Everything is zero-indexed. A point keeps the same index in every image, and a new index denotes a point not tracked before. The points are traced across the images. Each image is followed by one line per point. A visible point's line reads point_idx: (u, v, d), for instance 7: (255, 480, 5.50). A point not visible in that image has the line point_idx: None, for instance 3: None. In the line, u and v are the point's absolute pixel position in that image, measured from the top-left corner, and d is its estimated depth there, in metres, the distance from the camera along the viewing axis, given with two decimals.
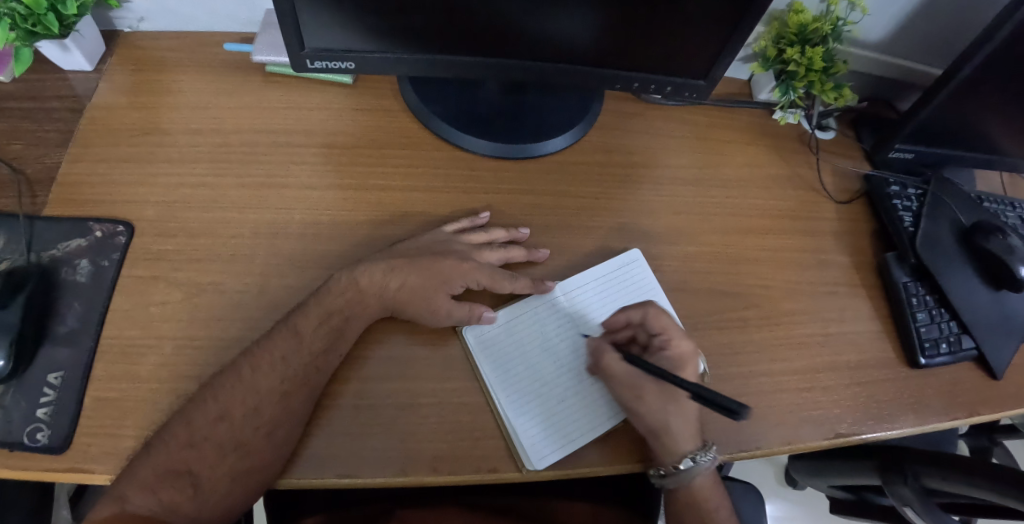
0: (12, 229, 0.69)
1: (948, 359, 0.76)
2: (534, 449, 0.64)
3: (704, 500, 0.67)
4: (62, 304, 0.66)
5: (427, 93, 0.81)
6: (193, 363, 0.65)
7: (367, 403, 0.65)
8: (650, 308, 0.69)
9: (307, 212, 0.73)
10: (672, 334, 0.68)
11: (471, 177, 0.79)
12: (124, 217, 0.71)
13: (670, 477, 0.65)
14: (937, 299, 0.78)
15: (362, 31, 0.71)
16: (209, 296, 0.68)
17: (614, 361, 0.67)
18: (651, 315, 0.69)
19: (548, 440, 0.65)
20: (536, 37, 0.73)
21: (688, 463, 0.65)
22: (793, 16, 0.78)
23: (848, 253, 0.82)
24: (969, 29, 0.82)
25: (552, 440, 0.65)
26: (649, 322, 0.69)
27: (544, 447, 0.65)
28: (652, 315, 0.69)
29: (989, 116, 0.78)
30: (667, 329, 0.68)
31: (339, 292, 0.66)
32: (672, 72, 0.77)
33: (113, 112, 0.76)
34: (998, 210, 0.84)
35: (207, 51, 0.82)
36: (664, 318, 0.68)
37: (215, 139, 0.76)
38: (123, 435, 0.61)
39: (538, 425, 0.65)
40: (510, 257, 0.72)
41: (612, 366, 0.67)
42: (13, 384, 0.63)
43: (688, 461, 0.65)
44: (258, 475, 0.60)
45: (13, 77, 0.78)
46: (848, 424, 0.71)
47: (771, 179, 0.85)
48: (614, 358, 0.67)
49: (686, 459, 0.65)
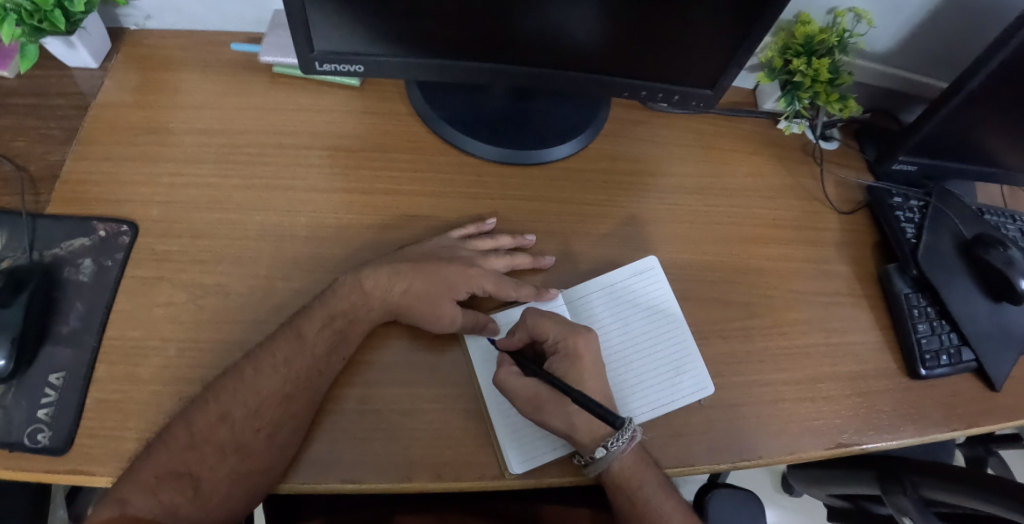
0: (15, 227, 0.68)
1: (948, 371, 0.76)
2: (513, 454, 0.64)
3: (632, 484, 0.64)
4: (65, 303, 0.66)
5: (434, 97, 0.81)
6: (196, 365, 0.64)
7: (370, 408, 0.64)
8: (529, 315, 0.67)
9: (313, 214, 0.73)
10: (559, 336, 0.66)
11: (477, 182, 0.78)
12: (129, 217, 0.70)
13: (590, 465, 0.64)
14: (938, 310, 0.79)
15: (371, 34, 0.71)
16: (213, 298, 0.67)
17: (509, 375, 0.64)
18: (533, 322, 0.67)
19: (530, 448, 0.65)
20: (544, 43, 0.73)
21: (601, 451, 0.62)
22: (800, 27, 0.79)
23: (850, 263, 0.82)
24: (973, 43, 0.83)
25: (534, 448, 0.65)
26: (534, 331, 0.67)
27: (524, 453, 0.64)
28: (533, 321, 0.67)
29: (991, 130, 0.78)
30: (553, 333, 0.66)
31: (344, 297, 0.66)
32: (679, 81, 0.77)
33: (118, 110, 0.76)
34: (998, 223, 0.85)
35: (213, 50, 0.81)
36: (546, 322, 0.66)
37: (221, 140, 0.76)
38: (125, 437, 0.61)
39: (523, 432, 0.65)
40: (515, 264, 0.72)
41: (508, 380, 0.64)
42: (13, 383, 0.62)
43: (600, 449, 0.62)
44: (260, 479, 0.60)
45: (17, 73, 0.77)
46: (849, 434, 0.72)
47: (775, 188, 0.85)
48: (511, 372, 0.64)
49: (598, 448, 0.62)
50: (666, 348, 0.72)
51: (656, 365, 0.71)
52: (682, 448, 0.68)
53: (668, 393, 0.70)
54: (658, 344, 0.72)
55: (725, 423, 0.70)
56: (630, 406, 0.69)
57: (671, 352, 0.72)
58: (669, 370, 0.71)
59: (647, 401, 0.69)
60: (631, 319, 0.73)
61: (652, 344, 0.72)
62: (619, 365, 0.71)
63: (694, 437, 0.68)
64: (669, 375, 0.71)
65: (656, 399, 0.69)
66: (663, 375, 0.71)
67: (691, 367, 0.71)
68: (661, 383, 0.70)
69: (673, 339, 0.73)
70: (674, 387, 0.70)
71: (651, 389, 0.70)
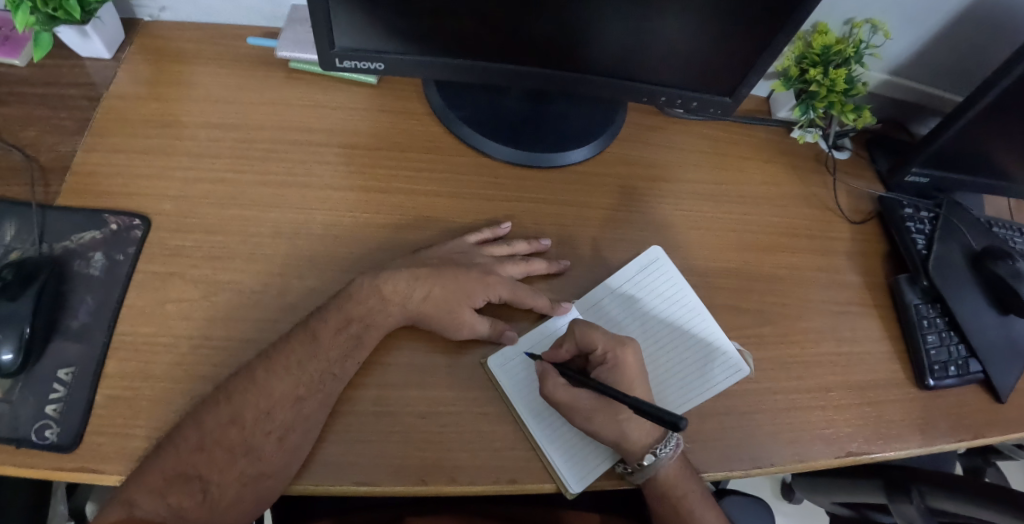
0: (25, 218, 0.67)
1: (957, 382, 0.76)
2: (569, 473, 0.64)
3: (677, 492, 0.66)
4: (74, 298, 0.65)
5: (452, 97, 0.81)
6: (209, 364, 0.63)
7: (386, 410, 0.64)
8: (578, 326, 0.66)
9: (329, 212, 0.72)
10: (609, 346, 0.65)
11: (494, 184, 0.78)
12: (141, 211, 0.69)
13: (636, 473, 0.65)
14: (946, 321, 0.79)
15: (392, 32, 0.70)
16: (227, 295, 0.66)
17: (557, 387, 0.64)
18: (581, 333, 0.66)
19: (581, 463, 0.65)
20: (565, 46, 0.72)
21: (649, 458, 0.63)
22: (817, 36, 0.79)
23: (861, 273, 0.83)
24: (988, 60, 0.84)
25: (584, 463, 0.65)
26: (582, 341, 0.66)
27: (579, 469, 0.65)
28: (582, 332, 0.66)
29: (1003, 143, 0.79)
30: (603, 343, 0.66)
31: (362, 298, 0.65)
32: (698, 88, 0.77)
33: (131, 102, 0.75)
34: (1006, 235, 0.86)
35: (228, 44, 0.81)
36: (595, 333, 0.66)
37: (235, 135, 0.75)
38: (134, 435, 0.60)
39: (570, 446, 0.65)
40: (531, 270, 0.72)
41: (557, 393, 0.64)
42: (20, 378, 0.61)
43: (649, 456, 0.63)
44: (270, 481, 0.58)
45: (29, 62, 0.76)
46: (859, 443, 0.72)
47: (787, 197, 0.86)
48: (558, 384, 0.64)
49: (646, 455, 0.63)
50: (691, 338, 0.72)
51: (685, 356, 0.71)
52: (696, 455, 0.67)
53: (701, 382, 0.70)
54: (682, 336, 0.72)
55: (739, 431, 0.69)
56: (667, 401, 0.69)
57: (697, 341, 0.72)
58: (698, 360, 0.71)
59: (682, 392, 0.70)
60: (650, 316, 0.73)
61: (676, 337, 0.72)
62: (646, 363, 0.71)
63: (707, 444, 0.68)
64: (699, 365, 0.71)
65: (690, 389, 0.70)
66: (693, 365, 0.71)
67: (719, 356, 0.71)
68: (692, 374, 0.71)
69: (697, 329, 0.73)
70: (707, 377, 0.70)
71: (684, 381, 0.70)
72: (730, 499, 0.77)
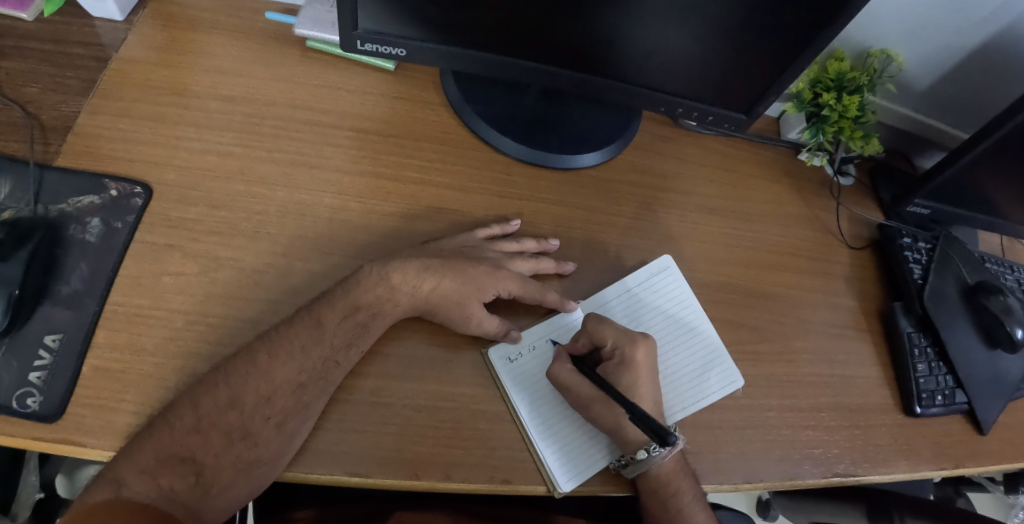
0: (21, 177, 0.65)
1: (942, 411, 0.76)
2: (561, 472, 0.63)
3: (669, 489, 0.64)
4: (68, 263, 0.62)
5: (471, 91, 0.80)
6: (204, 341, 0.61)
7: (384, 401, 0.62)
8: (591, 320, 0.67)
9: (336, 196, 0.71)
10: (619, 341, 0.66)
11: (506, 181, 0.78)
12: (143, 179, 0.67)
13: (630, 465, 0.63)
14: (936, 351, 0.80)
15: (416, 19, 0.69)
16: (226, 272, 0.65)
17: (563, 370, 0.65)
18: (594, 327, 0.67)
19: (575, 463, 0.64)
20: (585, 50, 0.72)
21: (642, 453, 0.62)
22: (833, 62, 0.80)
23: (858, 298, 0.83)
24: (994, 99, 0.86)
25: (578, 463, 0.64)
26: (596, 336, 0.67)
27: (572, 468, 0.64)
28: (594, 326, 0.67)
29: (1004, 176, 0.80)
30: (614, 338, 0.66)
31: (369, 286, 0.63)
32: (715, 103, 0.77)
33: (141, 66, 0.73)
34: (998, 271, 0.87)
35: (245, 17, 0.79)
36: (606, 328, 0.67)
37: (246, 110, 0.73)
38: (121, 410, 0.57)
39: (568, 444, 0.65)
40: (539, 268, 0.71)
41: (561, 375, 0.65)
42: (5, 342, 0.58)
43: (642, 450, 0.62)
44: (265, 466, 0.57)
45: (37, 16, 0.74)
46: (845, 465, 0.72)
47: (791, 217, 0.87)
48: (565, 368, 0.66)
49: (640, 450, 0.62)
50: (695, 345, 0.73)
51: (686, 363, 0.72)
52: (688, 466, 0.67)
53: (699, 390, 0.71)
54: (686, 340, 0.73)
55: (731, 445, 0.69)
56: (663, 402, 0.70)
57: (698, 350, 0.73)
58: (699, 366, 0.72)
59: (679, 399, 0.70)
60: (654, 319, 0.74)
61: (679, 342, 0.73)
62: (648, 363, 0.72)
63: (699, 455, 0.68)
64: (699, 372, 0.72)
65: (686, 399, 0.70)
66: (692, 374, 0.72)
67: (718, 364, 0.72)
68: (688, 380, 0.71)
69: (699, 338, 0.74)
70: (703, 385, 0.71)
71: (680, 388, 0.71)
72: (718, 513, 0.77)
